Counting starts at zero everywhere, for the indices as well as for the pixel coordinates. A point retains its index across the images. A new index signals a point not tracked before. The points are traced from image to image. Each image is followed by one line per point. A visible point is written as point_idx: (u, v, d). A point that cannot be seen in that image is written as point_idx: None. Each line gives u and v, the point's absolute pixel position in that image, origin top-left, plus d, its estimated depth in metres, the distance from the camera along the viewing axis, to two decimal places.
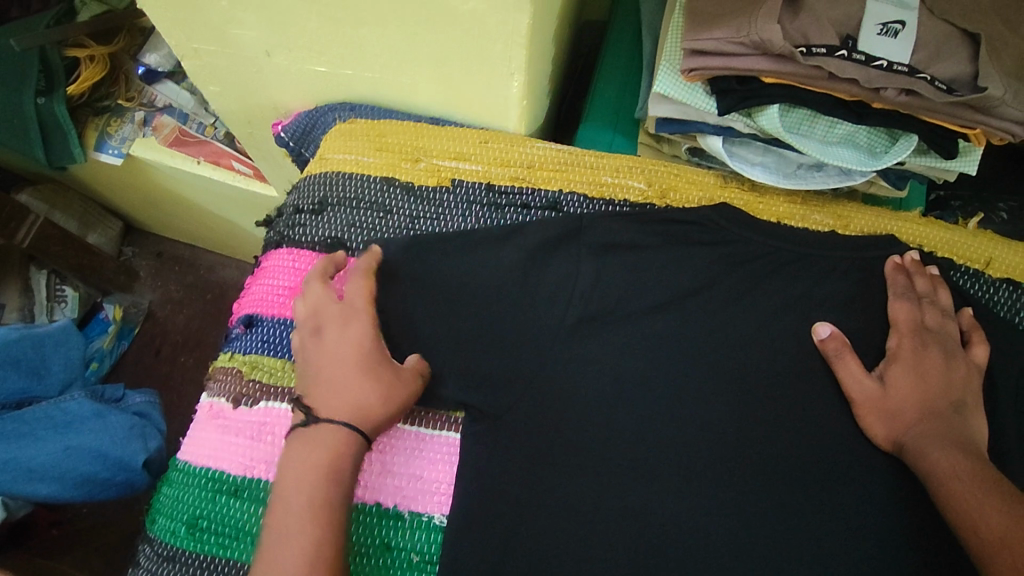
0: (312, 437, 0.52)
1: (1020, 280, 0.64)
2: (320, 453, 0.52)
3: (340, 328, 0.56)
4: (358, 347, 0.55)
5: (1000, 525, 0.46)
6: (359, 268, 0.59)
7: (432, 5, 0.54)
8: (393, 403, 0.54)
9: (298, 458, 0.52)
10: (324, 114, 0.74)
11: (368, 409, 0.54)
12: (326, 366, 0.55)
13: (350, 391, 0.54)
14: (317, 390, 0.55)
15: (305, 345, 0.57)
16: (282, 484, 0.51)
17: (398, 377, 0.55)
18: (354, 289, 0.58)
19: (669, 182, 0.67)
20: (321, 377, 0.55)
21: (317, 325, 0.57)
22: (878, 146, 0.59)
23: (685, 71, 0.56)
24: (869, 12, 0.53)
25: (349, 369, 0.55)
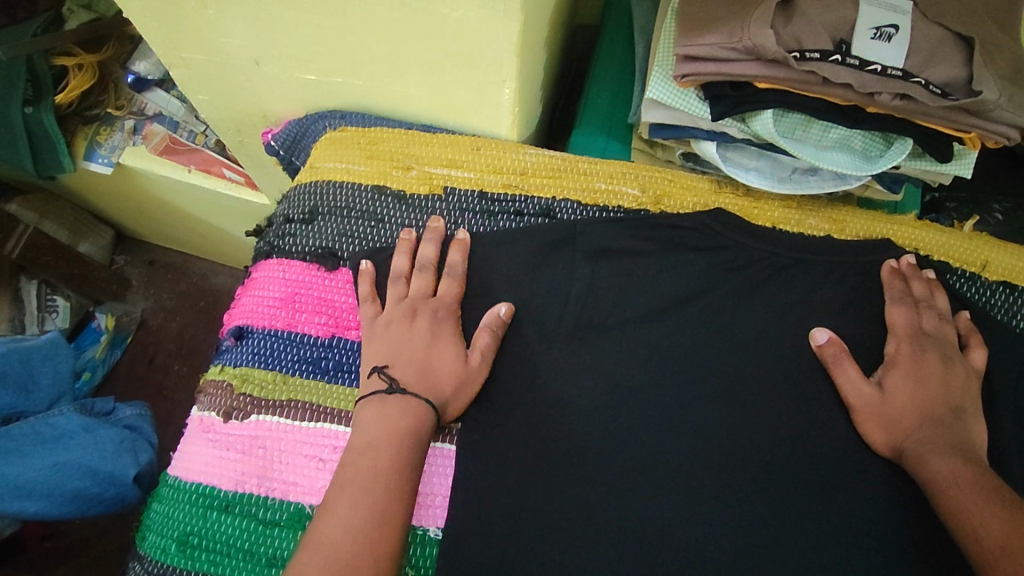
0: (399, 406, 0.53)
1: (1016, 281, 0.64)
2: (404, 416, 0.53)
3: (435, 321, 0.58)
4: (451, 343, 0.57)
5: (1002, 532, 0.45)
6: (457, 268, 0.61)
7: (423, 12, 0.54)
8: (466, 399, 0.56)
9: (380, 420, 0.52)
10: (315, 122, 0.73)
11: (442, 400, 0.55)
12: (418, 351, 0.57)
13: (437, 382, 0.55)
14: (402, 367, 0.56)
15: (392, 322, 0.58)
16: (367, 441, 0.51)
17: (475, 376, 0.56)
18: (447, 286, 0.60)
19: (663, 188, 0.67)
20: (409, 356, 0.56)
21: (412, 309, 0.58)
22: (873, 150, 0.59)
23: (679, 77, 0.56)
24: (862, 16, 0.52)
25: (448, 362, 0.56)
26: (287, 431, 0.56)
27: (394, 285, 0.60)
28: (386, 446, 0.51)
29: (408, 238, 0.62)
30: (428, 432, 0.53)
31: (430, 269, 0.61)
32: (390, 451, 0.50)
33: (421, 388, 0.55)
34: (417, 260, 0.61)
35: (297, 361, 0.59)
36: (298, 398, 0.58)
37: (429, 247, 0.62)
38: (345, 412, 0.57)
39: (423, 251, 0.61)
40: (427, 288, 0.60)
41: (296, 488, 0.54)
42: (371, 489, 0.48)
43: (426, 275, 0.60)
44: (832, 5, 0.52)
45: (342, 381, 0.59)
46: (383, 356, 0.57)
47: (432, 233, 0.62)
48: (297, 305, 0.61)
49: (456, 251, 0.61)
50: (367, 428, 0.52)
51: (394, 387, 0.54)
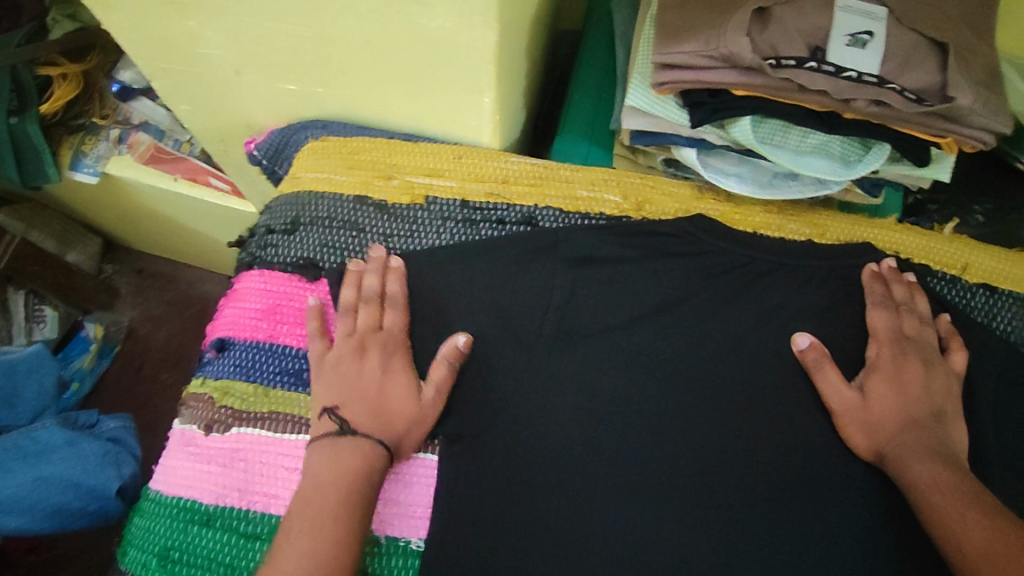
0: (349, 448, 0.53)
1: (996, 284, 0.64)
2: (350, 457, 0.52)
3: (384, 358, 0.58)
4: (402, 378, 0.57)
5: (982, 538, 0.46)
6: (398, 297, 0.60)
7: (401, 22, 0.54)
8: (421, 433, 0.56)
9: (329, 464, 0.52)
10: (297, 132, 0.73)
11: (396, 439, 0.55)
12: (368, 390, 0.56)
13: (387, 420, 0.55)
14: (352, 406, 0.55)
15: (340, 361, 0.57)
16: (313, 485, 0.51)
17: (430, 410, 0.56)
18: (394, 318, 0.60)
19: (644, 194, 0.67)
20: (358, 395, 0.56)
21: (359, 345, 0.58)
22: (852, 155, 0.59)
23: (656, 85, 0.56)
24: (838, 22, 0.52)
25: (400, 399, 0.56)
26: (268, 444, 0.56)
27: (341, 321, 0.60)
28: (335, 488, 0.50)
29: (355, 269, 0.62)
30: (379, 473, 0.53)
31: (376, 300, 0.60)
32: (338, 493, 0.50)
33: (372, 428, 0.54)
34: (363, 291, 0.60)
35: (279, 373, 0.60)
36: (281, 410, 0.58)
37: (373, 277, 0.61)
38: None
39: (367, 281, 0.61)
40: (374, 321, 0.60)
41: (277, 500, 0.54)
42: (316, 536, 0.47)
43: (373, 307, 0.60)
44: (807, 11, 0.52)
45: None
46: (333, 395, 0.56)
47: (375, 264, 0.62)
48: (279, 317, 0.62)
49: (393, 280, 0.61)
50: (315, 471, 0.51)
51: (344, 428, 0.54)
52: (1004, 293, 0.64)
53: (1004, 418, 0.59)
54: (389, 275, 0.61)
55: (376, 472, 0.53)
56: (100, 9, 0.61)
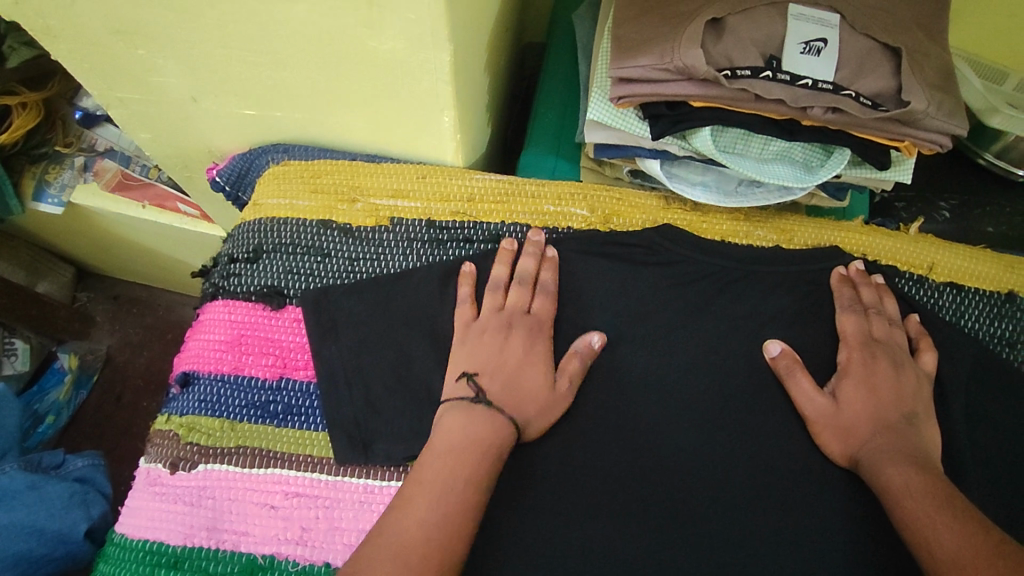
0: (484, 415, 0.53)
1: (963, 282, 0.65)
2: (464, 434, 0.51)
3: (530, 335, 0.58)
4: (542, 366, 0.56)
5: (953, 543, 0.45)
6: (550, 286, 0.61)
7: (352, 44, 0.53)
8: (549, 421, 0.55)
9: (467, 425, 0.52)
10: (258, 157, 0.72)
11: (525, 418, 0.54)
12: (509, 365, 0.56)
13: (520, 395, 0.54)
14: (494, 378, 0.55)
15: (488, 332, 0.58)
16: (452, 446, 0.50)
17: (560, 401, 0.56)
18: (543, 303, 0.60)
19: (611, 207, 0.66)
20: (501, 365, 0.56)
21: (508, 322, 0.58)
22: (813, 161, 0.59)
23: (615, 99, 0.56)
24: (791, 31, 0.52)
25: (536, 386, 0.55)
26: (236, 480, 0.55)
27: (492, 297, 0.60)
28: (471, 451, 0.50)
29: (510, 247, 0.63)
30: (506, 445, 0.52)
31: (528, 283, 0.61)
32: (471, 459, 0.49)
33: (505, 401, 0.54)
34: (517, 272, 0.61)
35: (245, 407, 0.58)
36: (247, 444, 0.56)
37: (529, 260, 0.62)
38: (296, 455, 0.56)
39: (524, 263, 0.62)
40: (523, 303, 0.60)
41: (247, 537, 0.53)
42: (446, 495, 0.47)
43: (525, 288, 0.60)
44: (761, 21, 0.52)
45: (293, 424, 0.57)
46: (474, 362, 0.56)
47: (504, 255, 0.62)
48: (243, 347, 0.60)
49: (546, 268, 0.62)
50: (451, 431, 0.51)
51: (480, 397, 0.54)
52: (970, 291, 0.64)
53: (976, 417, 0.59)
54: (545, 263, 0.62)
55: (503, 444, 0.52)
56: (47, 41, 0.60)
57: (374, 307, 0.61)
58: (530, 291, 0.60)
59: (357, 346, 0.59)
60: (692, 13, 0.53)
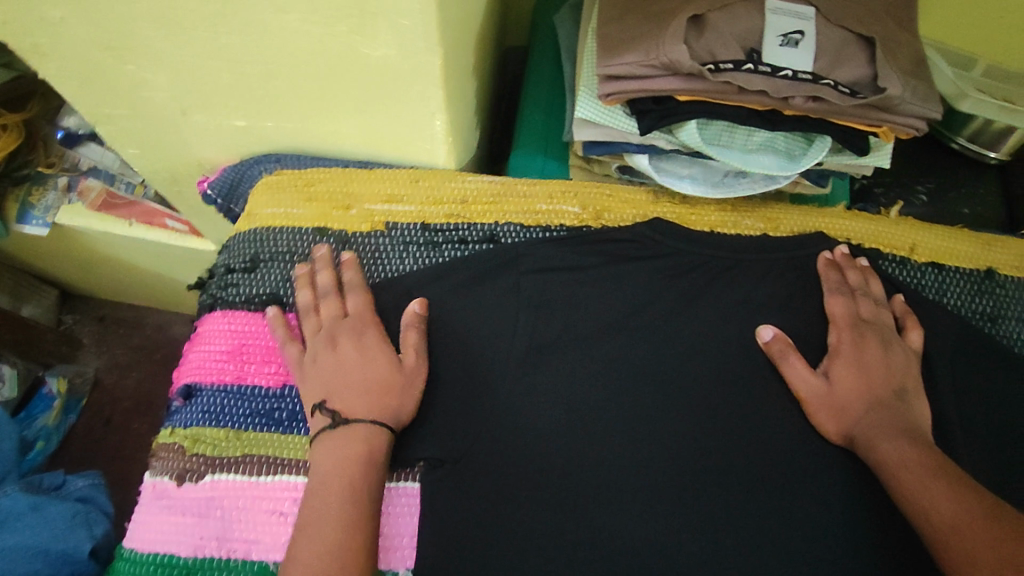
0: (344, 437, 0.53)
1: (943, 262, 0.66)
2: (332, 455, 0.52)
3: (358, 337, 0.58)
4: (381, 352, 0.58)
5: (950, 511, 0.47)
6: (356, 281, 0.62)
7: (343, 52, 0.54)
8: (415, 399, 0.57)
9: (340, 451, 0.53)
10: (251, 167, 0.72)
11: (393, 413, 0.55)
12: (349, 375, 0.57)
13: (366, 398, 0.55)
14: (340, 396, 0.56)
15: (317, 358, 0.57)
16: (320, 482, 0.51)
17: (415, 374, 0.58)
18: (356, 301, 0.61)
19: (602, 203, 0.68)
20: (343, 381, 0.56)
21: (331, 337, 0.58)
22: (796, 149, 0.61)
23: (603, 96, 0.57)
24: (770, 25, 0.54)
25: (382, 374, 0.56)
26: (244, 488, 0.54)
27: (310, 320, 0.60)
28: (342, 480, 0.51)
29: (304, 271, 0.62)
30: (382, 452, 0.53)
31: (331, 292, 0.61)
32: (348, 481, 0.51)
33: (367, 409, 0.55)
34: (319, 288, 0.61)
35: (249, 416, 0.57)
36: (254, 452, 0.55)
37: (325, 275, 0.62)
38: (303, 460, 0.55)
39: (321, 279, 0.62)
40: (338, 309, 0.60)
41: (257, 546, 0.52)
42: (327, 528, 0.48)
43: (332, 298, 0.61)
44: (741, 16, 0.54)
45: (299, 430, 0.57)
46: (320, 388, 0.56)
47: (302, 280, 0.62)
48: (245, 357, 0.60)
49: (348, 271, 0.62)
50: (321, 463, 0.52)
51: (337, 419, 0.54)
52: (951, 269, 0.66)
53: (965, 390, 0.61)
54: (344, 267, 0.62)
55: (378, 451, 0.53)
56: (35, 60, 0.60)
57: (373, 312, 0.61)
58: (339, 297, 0.61)
59: None
60: (674, 11, 0.54)
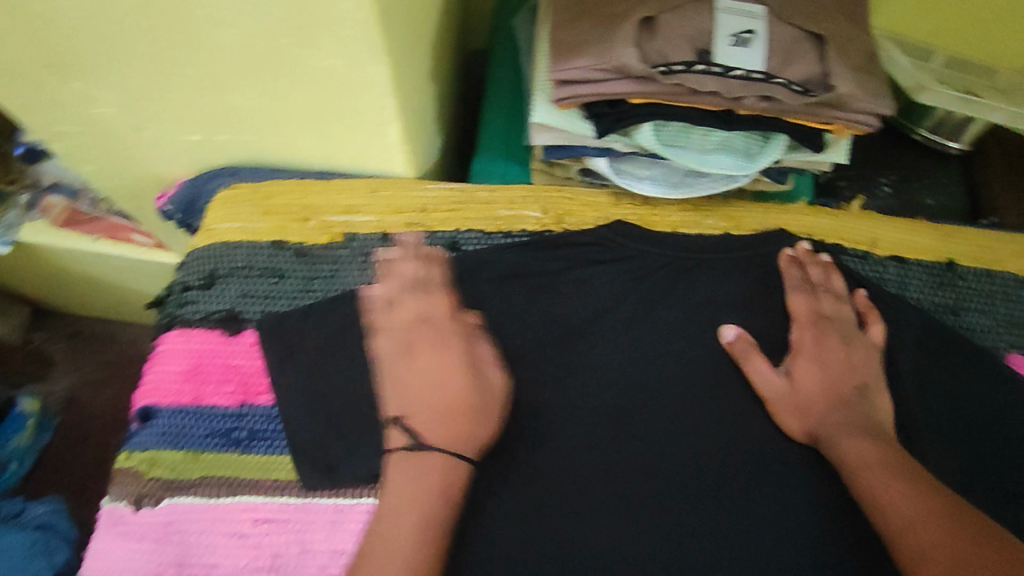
0: (424, 464, 0.50)
1: (904, 255, 0.67)
2: (411, 479, 0.50)
3: (438, 345, 0.56)
4: (459, 370, 0.55)
5: (908, 510, 0.47)
6: (436, 280, 0.61)
7: (290, 64, 0.53)
8: (495, 426, 0.54)
9: (417, 476, 0.50)
10: (207, 182, 0.70)
11: (474, 442, 0.52)
12: (433, 385, 0.54)
13: (455, 415, 0.53)
14: (417, 413, 0.53)
15: (395, 366, 0.55)
16: (400, 505, 0.48)
17: (493, 393, 0.55)
18: (428, 310, 0.58)
19: (563, 207, 0.68)
20: (420, 398, 0.53)
21: (410, 342, 0.56)
22: (753, 148, 0.61)
23: (556, 101, 0.57)
24: (721, 24, 0.54)
25: (461, 392, 0.54)
26: (203, 511, 0.53)
27: (384, 316, 0.58)
28: (412, 507, 0.48)
29: (394, 253, 0.63)
30: (461, 478, 0.51)
31: (405, 282, 0.60)
32: (425, 509, 0.48)
33: (443, 434, 0.52)
34: (399, 289, 0.60)
35: (208, 436, 0.56)
36: (213, 474, 0.55)
37: (410, 263, 0.62)
38: (263, 480, 0.55)
39: (402, 267, 0.61)
40: (416, 313, 0.58)
41: (216, 569, 0.52)
42: (406, 559, 0.45)
43: (418, 298, 0.59)
44: (691, 17, 0.54)
45: (257, 450, 0.56)
46: (398, 406, 0.54)
47: (385, 264, 0.62)
48: (204, 376, 0.58)
49: (422, 259, 0.62)
50: (403, 482, 0.49)
51: (416, 441, 0.51)
52: (912, 263, 0.67)
53: (928, 382, 0.61)
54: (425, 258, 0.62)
55: (456, 485, 0.50)
56: None
57: (335, 326, 0.61)
58: (423, 296, 0.59)
59: (310, 368, 0.59)
60: (625, 13, 0.54)
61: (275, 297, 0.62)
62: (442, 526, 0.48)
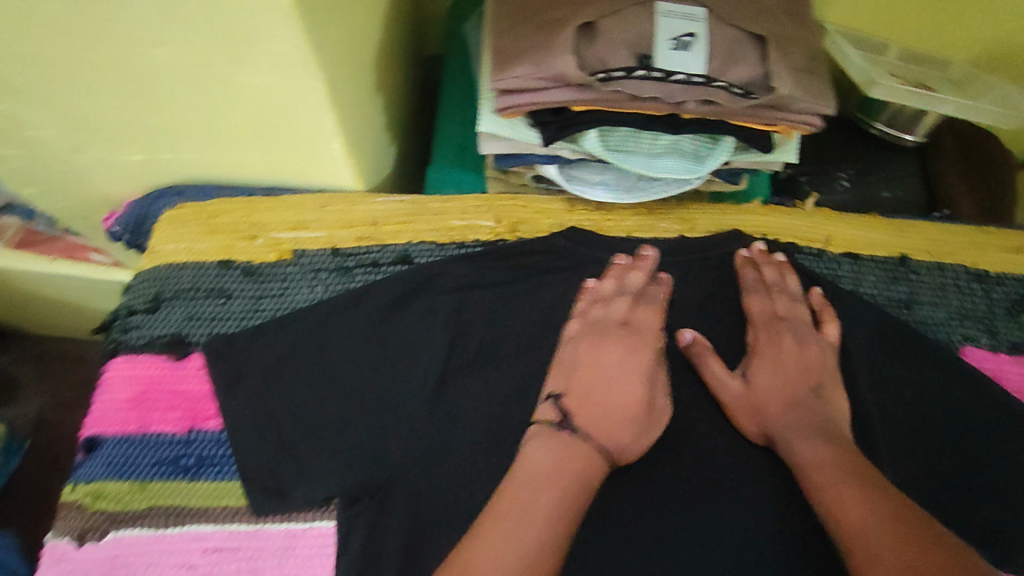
0: (569, 445, 0.50)
1: (858, 252, 0.67)
2: (544, 458, 0.49)
3: (630, 346, 0.58)
4: (635, 384, 0.55)
5: (859, 513, 0.47)
6: (655, 297, 0.61)
7: (222, 82, 0.52)
8: (641, 448, 0.54)
9: (550, 454, 0.49)
10: (155, 202, 0.68)
11: (619, 444, 0.52)
12: (602, 381, 0.55)
13: (617, 420, 0.53)
14: (581, 399, 0.54)
15: (581, 350, 0.58)
16: (532, 477, 0.48)
17: (658, 420, 0.56)
18: (647, 313, 0.60)
19: (517, 216, 0.67)
20: (587, 389, 0.55)
21: (600, 333, 0.59)
22: (702, 150, 0.60)
23: (499, 111, 0.56)
24: (661, 28, 0.53)
25: (631, 401, 0.54)
26: (150, 543, 0.52)
27: (595, 309, 0.61)
28: (551, 484, 0.47)
29: (621, 263, 0.63)
30: (597, 475, 0.50)
31: (631, 295, 0.61)
32: (557, 493, 0.46)
33: (591, 428, 0.52)
34: (614, 287, 0.62)
35: (155, 465, 0.55)
36: (160, 504, 0.54)
37: (637, 275, 0.62)
38: (211, 508, 0.54)
39: (632, 277, 0.62)
40: (624, 314, 0.60)
41: None
42: (533, 530, 0.43)
43: (626, 299, 0.61)
44: (631, 21, 0.53)
45: (205, 476, 0.55)
46: (558, 385, 0.56)
47: (615, 270, 0.63)
48: (149, 404, 0.57)
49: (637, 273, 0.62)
50: (536, 458, 0.49)
51: (568, 424, 0.52)
52: (866, 259, 0.67)
53: (883, 378, 0.61)
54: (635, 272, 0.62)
55: (590, 478, 0.49)
56: None
57: (287, 345, 0.60)
58: (632, 300, 0.61)
59: (262, 391, 0.58)
60: (564, 19, 0.53)
61: (219, 322, 0.61)
62: (578, 505, 0.47)
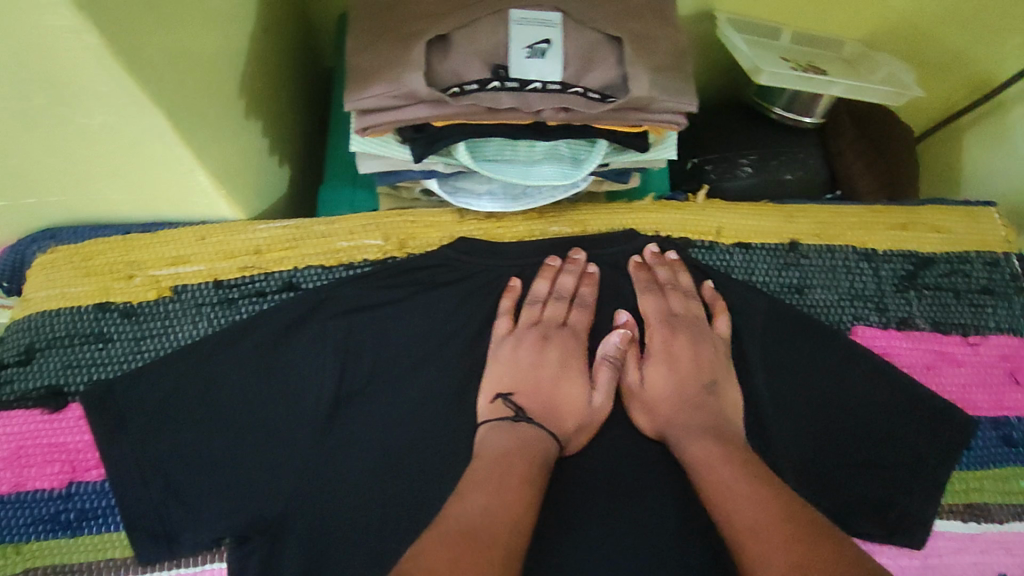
0: (527, 432, 0.54)
1: (749, 240, 0.68)
2: (503, 438, 0.53)
3: (568, 350, 0.61)
4: (577, 379, 0.59)
5: (750, 514, 0.46)
6: (588, 300, 0.63)
7: (57, 125, 0.48)
8: (584, 438, 0.57)
9: (507, 437, 0.53)
10: (27, 247, 0.64)
11: (565, 435, 0.56)
12: (544, 380, 0.59)
13: (561, 413, 0.57)
14: (526, 395, 0.57)
15: (524, 349, 0.60)
16: (496, 455, 0.50)
17: (599, 413, 0.58)
18: (580, 316, 0.63)
19: (406, 232, 0.66)
20: (534, 385, 0.58)
21: (544, 335, 0.61)
22: (581, 153, 0.60)
23: (363, 131, 0.54)
24: (515, 37, 0.52)
25: (575, 397, 0.58)
26: None
27: (529, 309, 0.63)
28: (518, 455, 0.51)
29: (552, 263, 0.65)
30: (546, 454, 0.52)
31: (566, 299, 0.63)
32: (526, 464, 0.50)
33: (542, 419, 0.56)
34: (555, 290, 0.63)
35: (31, 524, 0.54)
36: (38, 564, 0.53)
37: (569, 278, 0.64)
38: (94, 562, 0.54)
39: (563, 280, 0.64)
40: (560, 316, 0.63)
41: None
42: (512, 490, 0.47)
43: (562, 302, 0.63)
44: (484, 31, 0.52)
45: (87, 530, 0.54)
46: (505, 384, 0.58)
47: (546, 270, 0.64)
48: (23, 461, 0.56)
49: (569, 275, 0.64)
50: (495, 443, 0.52)
51: (519, 416, 0.55)
52: (758, 247, 0.67)
53: (777, 366, 0.62)
54: (583, 279, 0.64)
55: (547, 456, 0.52)
56: None
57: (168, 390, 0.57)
58: (567, 305, 0.63)
59: (144, 437, 0.55)
60: (420, 33, 0.52)
61: (104, 366, 0.59)
62: (539, 469, 0.50)
